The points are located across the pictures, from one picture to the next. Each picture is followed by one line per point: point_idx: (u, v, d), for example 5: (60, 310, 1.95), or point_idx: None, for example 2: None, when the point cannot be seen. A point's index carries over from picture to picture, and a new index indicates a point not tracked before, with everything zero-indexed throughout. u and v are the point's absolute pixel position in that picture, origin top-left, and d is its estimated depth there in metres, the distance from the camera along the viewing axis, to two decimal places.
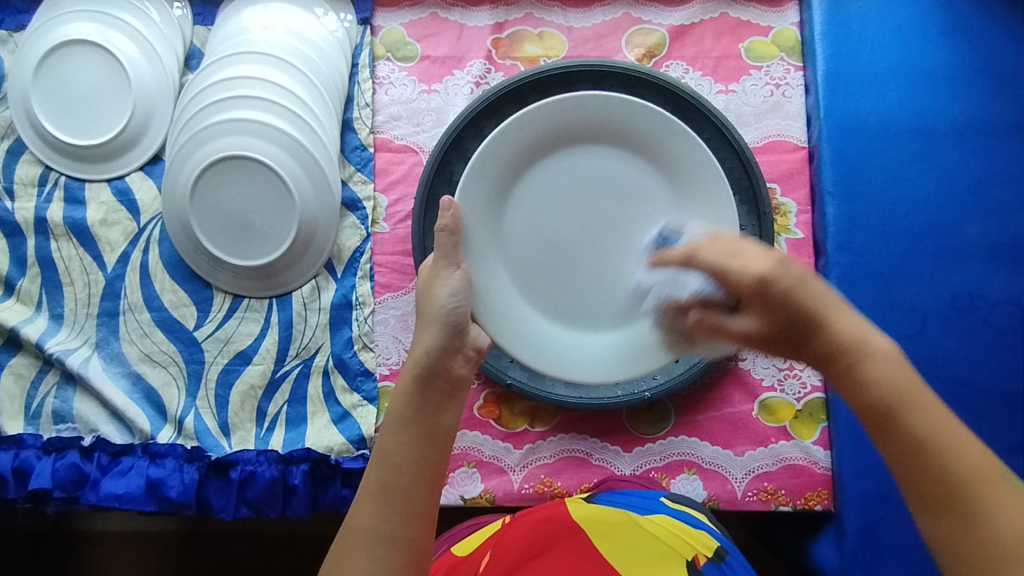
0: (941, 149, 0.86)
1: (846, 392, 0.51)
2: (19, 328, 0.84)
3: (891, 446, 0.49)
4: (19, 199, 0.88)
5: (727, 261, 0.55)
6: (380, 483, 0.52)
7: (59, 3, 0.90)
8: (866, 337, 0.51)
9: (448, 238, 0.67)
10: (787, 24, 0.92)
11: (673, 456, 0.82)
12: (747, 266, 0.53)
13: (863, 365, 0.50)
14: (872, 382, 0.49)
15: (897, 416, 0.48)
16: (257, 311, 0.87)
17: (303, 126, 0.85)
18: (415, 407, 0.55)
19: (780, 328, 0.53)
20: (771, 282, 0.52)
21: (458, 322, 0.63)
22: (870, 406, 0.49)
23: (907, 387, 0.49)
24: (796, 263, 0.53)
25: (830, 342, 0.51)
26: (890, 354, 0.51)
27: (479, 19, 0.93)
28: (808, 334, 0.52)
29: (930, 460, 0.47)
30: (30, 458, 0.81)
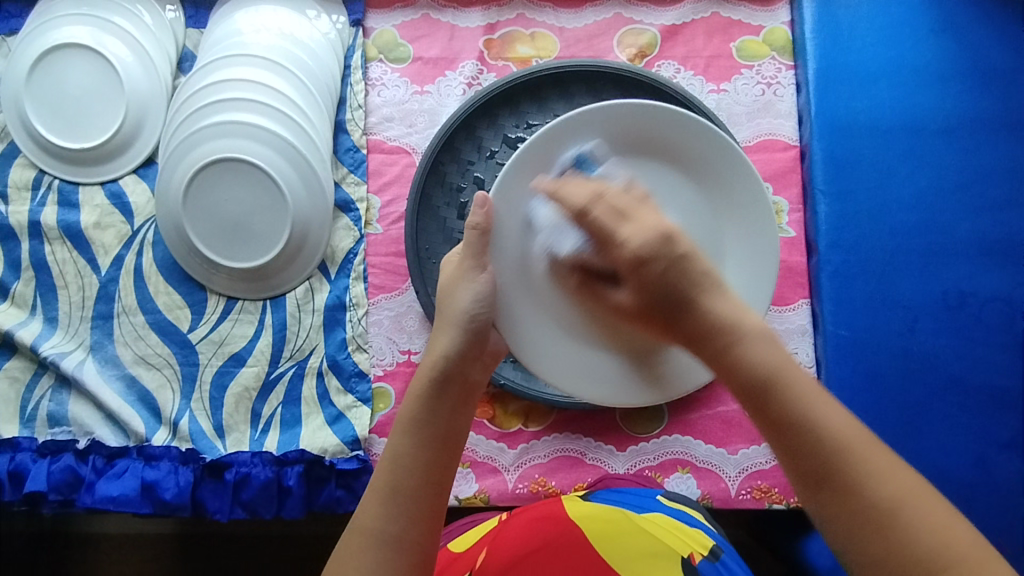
0: (932, 147, 0.86)
1: (723, 375, 0.48)
2: (14, 332, 0.85)
3: (762, 423, 0.46)
4: (13, 203, 0.89)
5: (614, 223, 0.52)
6: (390, 485, 0.52)
7: (51, 7, 0.90)
8: (740, 318, 0.48)
9: (478, 237, 0.60)
10: (779, 24, 0.92)
11: (667, 455, 0.82)
12: (626, 239, 0.51)
13: (737, 347, 0.47)
14: (744, 362, 0.46)
15: (769, 392, 0.45)
16: (251, 313, 0.87)
17: (295, 128, 0.85)
18: (429, 410, 0.55)
19: (657, 302, 0.51)
20: (645, 261, 0.50)
21: (481, 330, 0.59)
22: (743, 385, 0.46)
23: (782, 364, 0.45)
24: (684, 241, 0.51)
25: (701, 319, 0.49)
26: (764, 333, 0.48)
27: (471, 20, 0.94)
28: (682, 309, 0.50)
29: (806, 434, 0.43)
30: (26, 461, 0.82)
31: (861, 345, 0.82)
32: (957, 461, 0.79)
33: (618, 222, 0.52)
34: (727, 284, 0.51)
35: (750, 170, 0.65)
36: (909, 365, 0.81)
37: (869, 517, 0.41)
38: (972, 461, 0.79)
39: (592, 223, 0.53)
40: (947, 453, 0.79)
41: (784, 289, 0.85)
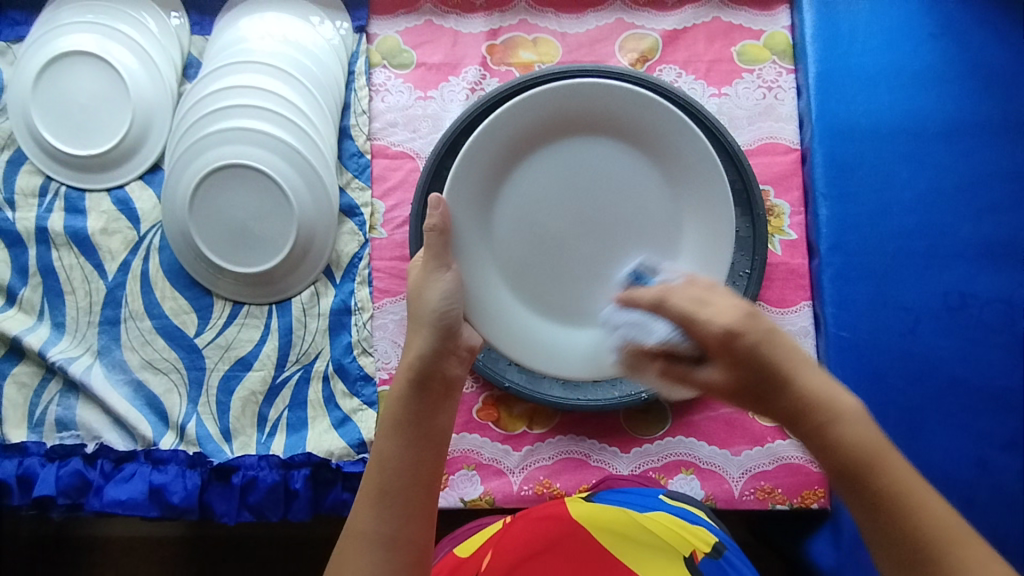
0: (931, 150, 0.87)
1: (816, 449, 0.49)
2: (22, 337, 0.85)
3: (859, 502, 0.48)
4: (20, 209, 0.89)
5: (694, 308, 0.53)
6: (379, 486, 0.53)
7: (57, 15, 0.91)
8: (834, 396, 0.49)
9: (437, 237, 0.66)
10: (779, 28, 0.93)
11: (671, 456, 0.83)
12: (711, 318, 0.52)
13: (837, 427, 0.48)
14: (845, 444, 0.48)
15: (870, 476, 0.47)
16: (257, 317, 0.87)
17: (299, 134, 0.86)
18: (412, 409, 0.56)
19: (745, 383, 0.50)
20: (737, 334, 0.50)
21: (451, 324, 0.63)
22: (844, 467, 0.48)
23: (880, 446, 0.48)
24: (767, 317, 0.51)
25: (802, 403, 0.49)
26: (859, 411, 0.49)
27: (474, 26, 0.94)
28: (773, 389, 0.49)
29: (901, 521, 0.46)
30: (34, 466, 0.82)
31: (863, 346, 0.82)
32: (959, 462, 0.80)
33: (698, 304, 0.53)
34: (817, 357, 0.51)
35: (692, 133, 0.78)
36: (911, 366, 0.82)
37: None
38: (973, 461, 0.80)
39: (673, 309, 0.55)
40: (948, 453, 0.80)
41: (785, 291, 0.86)
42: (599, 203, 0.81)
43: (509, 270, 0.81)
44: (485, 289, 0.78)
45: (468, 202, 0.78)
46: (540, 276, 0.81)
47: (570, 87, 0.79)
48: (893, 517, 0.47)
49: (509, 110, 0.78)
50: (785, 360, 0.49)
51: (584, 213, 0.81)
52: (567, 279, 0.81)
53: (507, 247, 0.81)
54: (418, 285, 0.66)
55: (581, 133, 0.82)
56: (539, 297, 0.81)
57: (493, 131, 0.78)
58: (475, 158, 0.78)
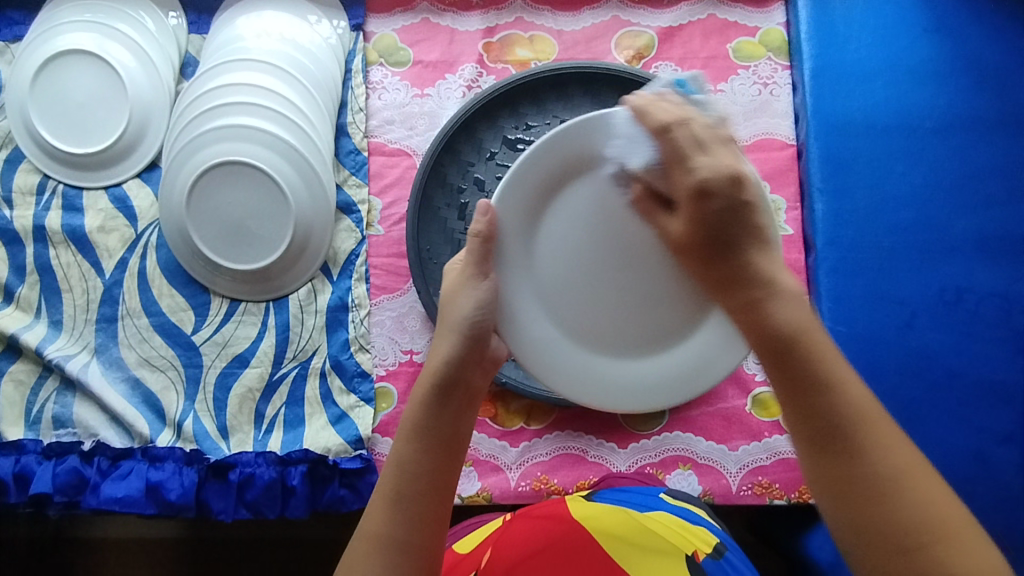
0: (927, 145, 0.87)
1: (744, 319, 0.51)
2: (19, 335, 0.85)
3: (781, 378, 0.47)
4: (17, 207, 0.89)
5: (693, 150, 0.54)
6: (394, 490, 0.52)
7: (55, 14, 0.92)
8: (778, 275, 0.51)
9: (481, 245, 0.60)
10: (774, 25, 0.93)
11: (668, 452, 0.83)
12: (699, 166, 0.54)
13: (771, 300, 0.50)
14: (775, 316, 0.49)
15: (795, 346, 0.47)
16: (254, 314, 0.87)
17: (297, 131, 0.86)
18: (431, 416, 0.54)
19: (706, 234, 0.54)
20: (709, 193, 0.53)
21: (480, 334, 0.57)
22: (768, 333, 0.48)
23: (809, 324, 0.48)
24: (751, 186, 0.54)
25: (744, 266, 0.52)
26: (798, 295, 0.50)
27: (470, 24, 0.95)
28: (726, 247, 0.53)
29: (818, 395, 0.45)
30: (31, 463, 0.82)
31: (859, 341, 0.82)
32: (957, 456, 0.79)
33: (699, 151, 0.54)
34: (774, 242, 0.53)
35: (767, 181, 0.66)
36: (907, 360, 0.82)
37: (876, 485, 0.43)
38: (971, 455, 0.79)
39: (672, 142, 0.55)
40: (946, 447, 0.80)
41: None
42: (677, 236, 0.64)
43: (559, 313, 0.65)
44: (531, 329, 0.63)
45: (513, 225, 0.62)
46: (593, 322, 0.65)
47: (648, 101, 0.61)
48: (810, 387, 0.46)
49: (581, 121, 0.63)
50: (750, 223, 0.53)
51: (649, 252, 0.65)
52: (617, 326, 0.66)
53: (559, 290, 0.65)
54: (452, 288, 0.60)
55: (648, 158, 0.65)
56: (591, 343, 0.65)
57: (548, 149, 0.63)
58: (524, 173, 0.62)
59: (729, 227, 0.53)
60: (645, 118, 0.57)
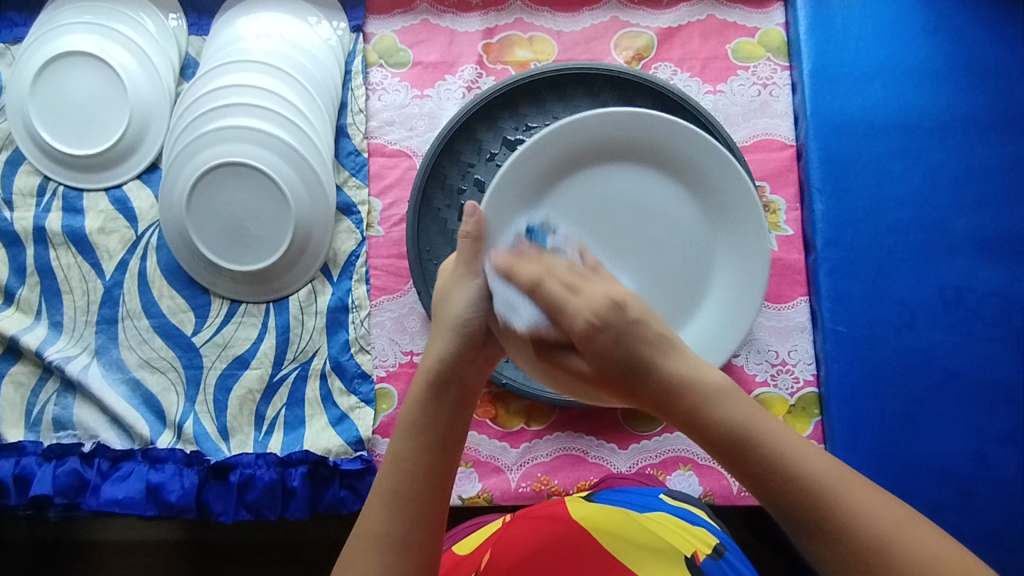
0: (926, 145, 0.87)
1: (693, 436, 0.46)
2: (20, 337, 0.85)
3: (752, 483, 0.43)
4: (18, 209, 0.89)
5: (564, 297, 0.50)
6: (393, 488, 0.52)
7: (56, 16, 0.92)
8: (701, 374, 0.46)
9: (470, 245, 0.59)
10: (773, 25, 0.93)
11: (669, 452, 0.83)
12: (576, 309, 0.49)
13: (707, 409, 0.44)
14: (717, 423, 0.44)
15: (748, 452, 0.43)
16: (254, 316, 0.87)
17: (297, 133, 0.86)
18: (427, 415, 0.54)
19: (610, 368, 0.48)
20: (599, 329, 0.47)
21: (473, 335, 0.56)
22: (717, 443, 0.44)
23: (751, 417, 0.43)
24: (635, 305, 0.48)
25: (665, 388, 0.46)
26: (729, 387, 0.45)
27: (470, 25, 0.95)
28: (637, 376, 0.47)
29: (788, 488, 0.41)
30: (32, 465, 0.82)
31: (859, 341, 0.82)
32: (957, 456, 0.80)
33: (570, 294, 0.50)
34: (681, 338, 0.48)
35: (739, 175, 0.73)
36: (908, 360, 0.82)
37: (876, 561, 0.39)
38: (971, 454, 0.80)
39: (545, 296, 0.51)
40: (947, 447, 0.80)
41: (782, 287, 0.86)
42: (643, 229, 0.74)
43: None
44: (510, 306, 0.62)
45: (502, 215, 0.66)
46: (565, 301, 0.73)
47: (620, 114, 0.72)
48: (782, 490, 0.41)
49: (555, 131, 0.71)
50: (645, 349, 0.47)
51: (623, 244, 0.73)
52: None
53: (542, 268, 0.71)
54: (444, 287, 0.60)
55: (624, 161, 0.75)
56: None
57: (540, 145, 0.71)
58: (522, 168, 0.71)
59: (634, 359, 0.47)
60: (513, 278, 0.53)
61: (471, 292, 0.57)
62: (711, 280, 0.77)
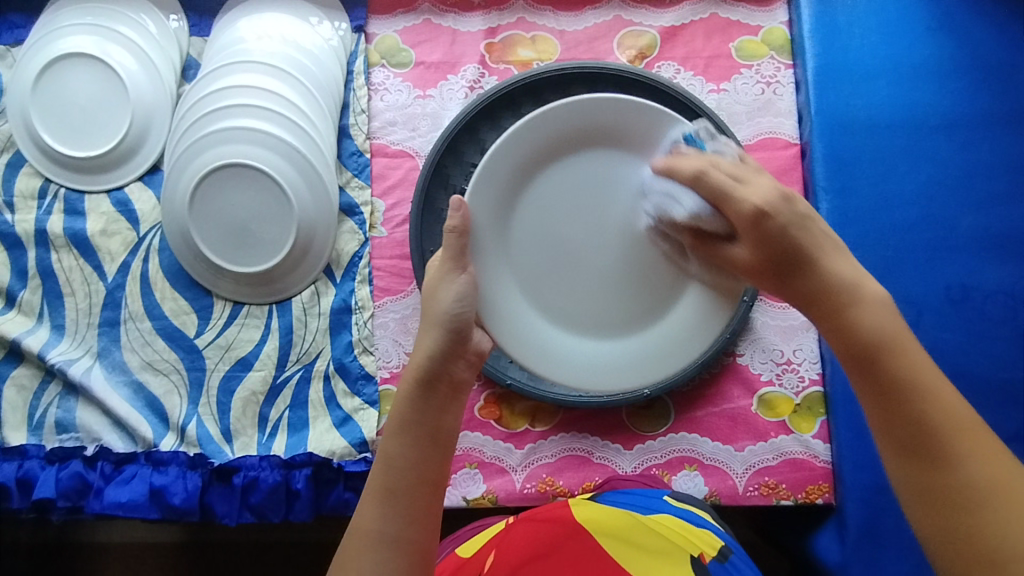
0: (931, 143, 0.87)
1: (836, 334, 0.57)
2: (22, 339, 0.85)
3: (871, 388, 0.54)
4: (18, 211, 0.89)
5: (731, 187, 0.64)
6: (384, 485, 0.53)
7: (56, 18, 0.91)
8: (860, 282, 0.58)
9: (456, 240, 0.64)
10: (776, 24, 0.93)
11: (674, 453, 0.83)
12: (745, 196, 0.62)
13: (852, 308, 0.56)
14: (861, 324, 0.55)
15: (880, 355, 0.54)
16: (257, 317, 0.87)
17: (299, 133, 0.86)
18: (418, 410, 0.56)
19: (777, 258, 0.61)
20: (768, 215, 0.61)
21: (462, 327, 0.61)
22: (854, 341, 0.55)
23: (897, 331, 0.54)
24: (800, 203, 0.62)
25: (827, 277, 0.58)
26: (879, 299, 0.57)
27: (472, 24, 0.95)
28: (801, 267, 0.60)
29: (903, 399, 0.52)
30: (34, 468, 0.82)
31: None
32: None
33: (736, 183, 0.64)
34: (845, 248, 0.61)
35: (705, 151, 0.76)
36: None
37: (954, 487, 0.49)
38: None
39: (708, 185, 0.66)
40: None
41: None
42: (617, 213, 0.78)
43: (527, 281, 0.79)
44: (499, 288, 0.76)
45: (490, 212, 0.76)
46: (556, 282, 0.79)
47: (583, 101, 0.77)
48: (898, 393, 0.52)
49: (523, 128, 0.76)
50: (810, 246, 0.60)
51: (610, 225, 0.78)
52: (573, 286, 0.79)
53: (524, 259, 0.79)
54: (432, 284, 0.65)
55: (604, 147, 0.79)
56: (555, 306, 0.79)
57: (518, 137, 0.76)
58: (504, 161, 0.77)
59: (799, 250, 0.60)
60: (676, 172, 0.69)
61: (458, 289, 0.63)
62: None
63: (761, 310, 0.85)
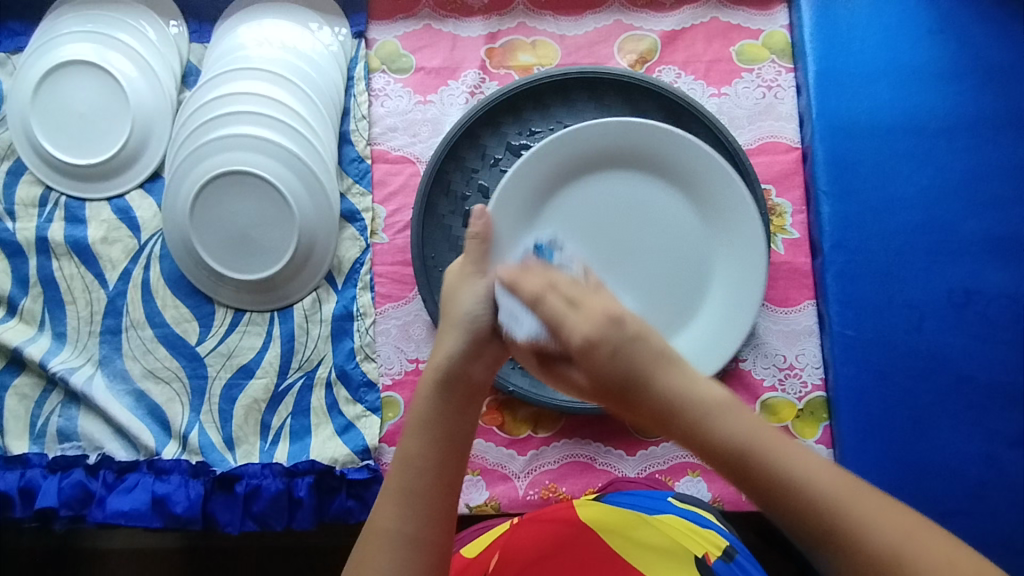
0: (933, 147, 0.87)
1: (692, 451, 0.46)
2: (23, 348, 0.85)
3: (760, 502, 0.44)
4: (20, 219, 0.89)
5: (564, 312, 0.51)
6: (401, 487, 0.52)
7: (56, 25, 0.91)
8: (693, 386, 0.46)
9: (477, 245, 0.62)
10: (777, 27, 0.93)
11: (677, 458, 0.82)
12: (572, 328, 0.50)
13: (709, 419, 0.45)
14: (719, 433, 0.44)
15: (756, 463, 0.43)
16: (259, 325, 0.87)
17: (299, 140, 0.86)
18: (437, 410, 0.55)
19: (615, 387, 0.47)
20: (596, 345, 0.48)
21: (484, 332, 0.58)
22: (725, 458, 0.44)
23: (749, 433, 0.44)
24: (632, 319, 0.49)
25: (661, 398, 0.46)
26: (728, 403, 0.46)
27: (472, 30, 0.94)
28: (632, 394, 0.47)
29: (795, 501, 0.42)
30: (37, 477, 0.82)
31: (868, 344, 0.82)
32: (969, 460, 0.79)
33: (569, 309, 0.51)
34: (681, 355, 0.48)
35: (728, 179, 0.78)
36: (916, 363, 0.82)
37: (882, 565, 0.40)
38: (981, 458, 0.79)
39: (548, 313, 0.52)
40: (958, 451, 0.79)
41: (789, 290, 0.86)
42: (636, 231, 0.80)
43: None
44: None
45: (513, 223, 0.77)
46: None
47: (614, 125, 0.78)
48: (791, 502, 0.42)
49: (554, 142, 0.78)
50: (639, 362, 0.47)
51: (630, 241, 0.80)
52: None
53: None
54: (451, 286, 0.62)
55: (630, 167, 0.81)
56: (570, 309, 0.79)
57: (548, 151, 0.78)
58: (530, 173, 0.78)
59: (632, 369, 0.47)
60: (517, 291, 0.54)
61: (479, 291, 0.60)
62: (715, 284, 0.81)
63: (764, 315, 0.85)
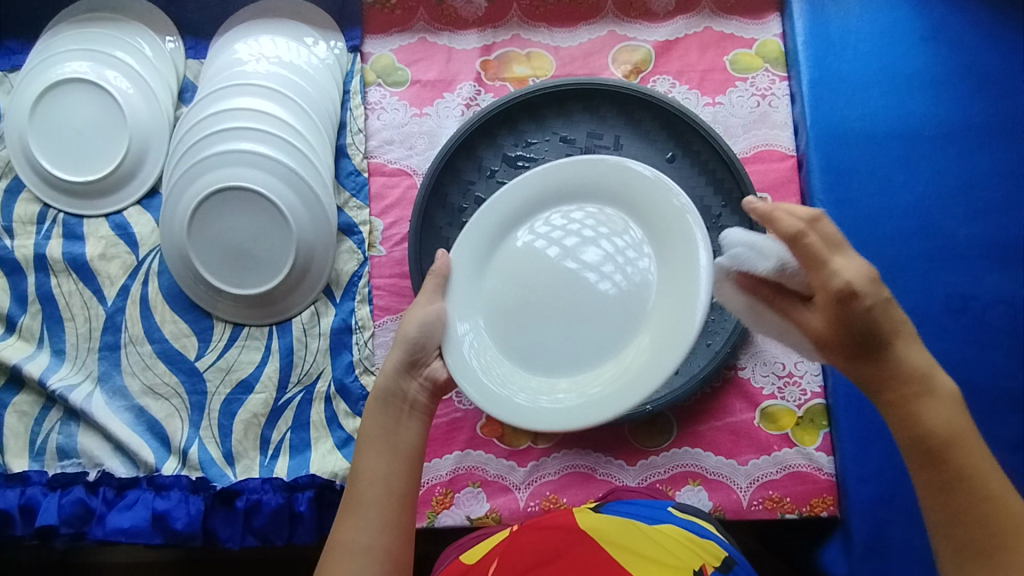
0: (928, 153, 0.87)
1: (894, 418, 0.55)
2: (22, 365, 0.85)
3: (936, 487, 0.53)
4: (18, 236, 0.89)
5: (825, 254, 0.54)
6: (356, 499, 0.58)
7: (54, 43, 0.92)
8: (934, 372, 0.54)
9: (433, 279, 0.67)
10: (770, 36, 0.93)
11: (678, 467, 0.82)
12: (839, 268, 0.54)
13: (923, 399, 0.53)
14: (924, 416, 0.53)
15: (949, 455, 0.52)
16: (258, 339, 0.87)
17: (296, 155, 0.86)
18: (384, 427, 0.62)
19: (850, 337, 0.54)
20: (857, 293, 0.53)
21: (423, 350, 0.65)
22: (922, 438, 0.53)
23: (960, 433, 0.52)
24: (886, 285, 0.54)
25: (892, 361, 0.54)
26: (953, 396, 0.53)
27: (467, 42, 0.95)
28: (871, 347, 0.54)
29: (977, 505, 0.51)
30: (36, 495, 0.81)
31: None
32: None
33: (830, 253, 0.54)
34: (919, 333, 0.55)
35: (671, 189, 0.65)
36: None
37: None
38: None
39: (805, 250, 0.54)
40: None
41: None
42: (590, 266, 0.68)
43: (501, 330, 0.68)
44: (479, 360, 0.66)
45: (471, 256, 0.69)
46: (537, 342, 0.67)
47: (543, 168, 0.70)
48: (950, 487, 0.52)
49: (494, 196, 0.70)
50: (887, 330, 0.54)
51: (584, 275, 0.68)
52: (553, 345, 0.67)
53: (503, 319, 0.68)
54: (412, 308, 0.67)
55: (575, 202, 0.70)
56: (519, 351, 0.67)
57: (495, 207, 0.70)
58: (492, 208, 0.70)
59: (877, 329, 0.53)
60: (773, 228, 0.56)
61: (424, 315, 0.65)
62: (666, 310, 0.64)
63: None
